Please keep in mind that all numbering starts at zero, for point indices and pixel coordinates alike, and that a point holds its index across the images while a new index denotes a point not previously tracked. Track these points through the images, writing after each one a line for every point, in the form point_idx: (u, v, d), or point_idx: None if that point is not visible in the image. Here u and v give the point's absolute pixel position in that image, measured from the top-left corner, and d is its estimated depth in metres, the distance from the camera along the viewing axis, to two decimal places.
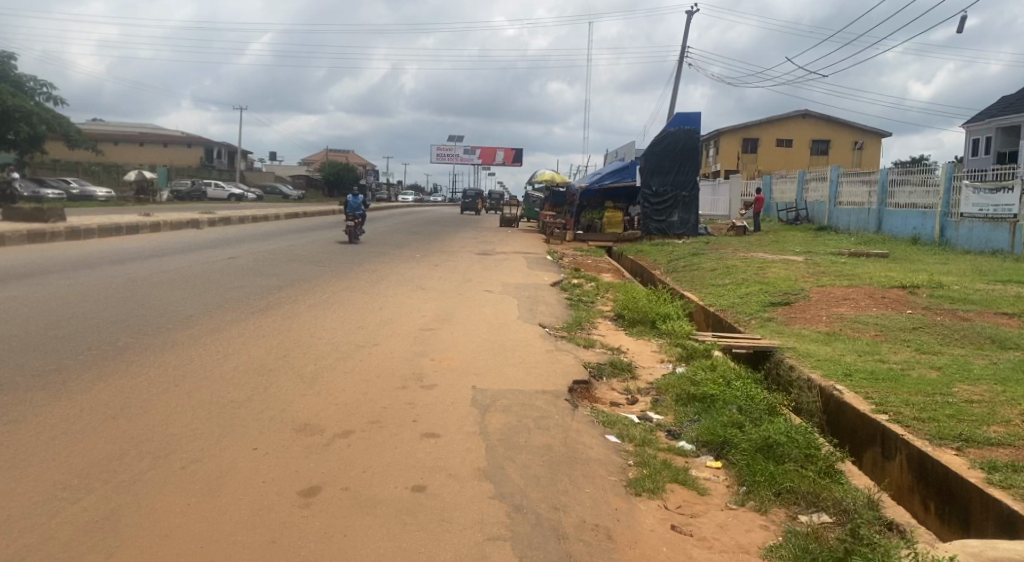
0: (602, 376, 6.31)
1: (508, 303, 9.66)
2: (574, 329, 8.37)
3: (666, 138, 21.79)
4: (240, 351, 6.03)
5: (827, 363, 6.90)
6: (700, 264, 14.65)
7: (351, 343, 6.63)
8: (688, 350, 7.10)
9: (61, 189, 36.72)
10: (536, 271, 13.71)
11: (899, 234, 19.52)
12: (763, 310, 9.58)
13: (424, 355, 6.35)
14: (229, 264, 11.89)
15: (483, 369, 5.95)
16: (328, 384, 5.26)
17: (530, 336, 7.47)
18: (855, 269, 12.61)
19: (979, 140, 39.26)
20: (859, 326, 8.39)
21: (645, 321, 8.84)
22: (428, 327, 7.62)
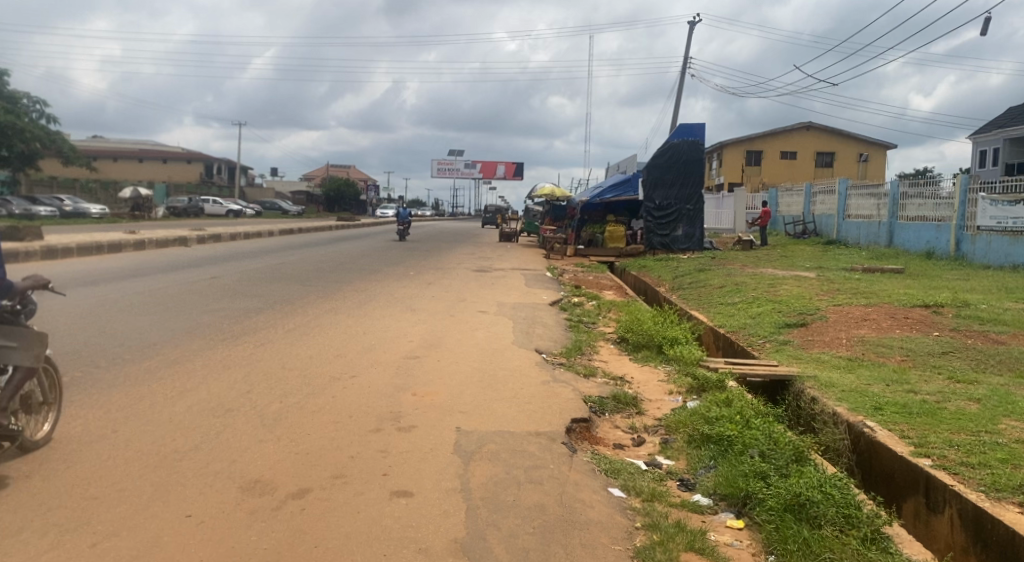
0: (605, 412, 5.66)
1: (503, 325, 9.02)
2: (574, 355, 7.72)
3: (670, 149, 21.19)
4: (198, 387, 5.40)
5: (854, 394, 6.23)
6: (707, 280, 14.01)
7: (326, 376, 5.98)
8: (699, 380, 6.45)
9: (55, 206, 36.37)
10: (535, 289, 13.08)
11: (912, 247, 18.88)
12: (778, 332, 8.92)
13: (406, 389, 5.69)
14: (210, 285, 11.31)
15: (469, 406, 5.29)
16: (292, 427, 4.61)
17: (526, 365, 6.83)
18: (872, 286, 11.96)
19: (987, 152, 38.75)
20: (882, 350, 7.73)
21: (651, 345, 8.19)
22: (414, 355, 6.98)
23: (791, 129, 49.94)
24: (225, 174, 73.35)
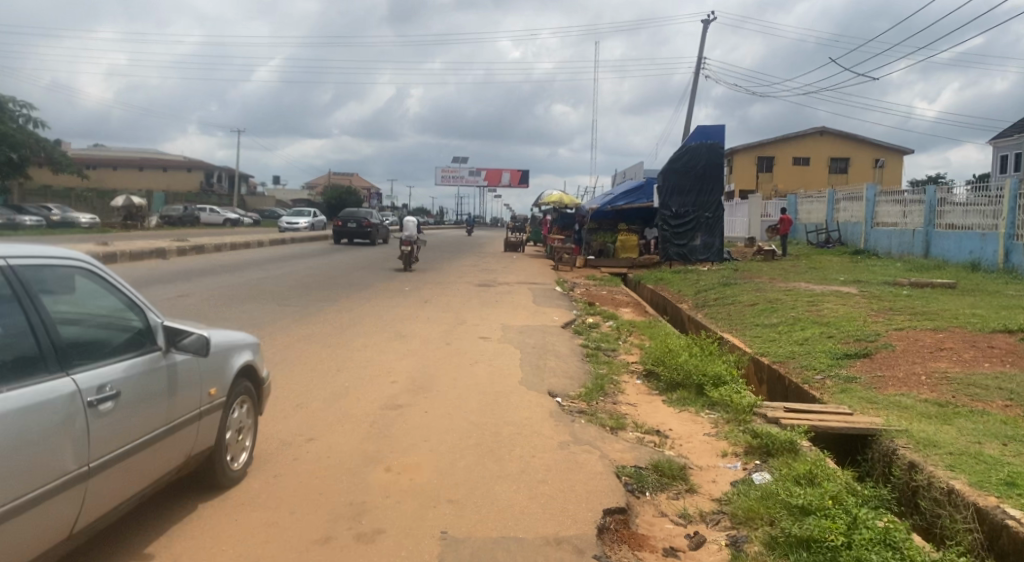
0: (645, 492, 4.19)
1: (508, 357, 7.58)
2: (596, 398, 6.27)
3: (687, 153, 19.79)
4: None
5: (964, 458, 4.71)
6: (735, 297, 12.58)
7: (276, 442, 4.56)
8: (762, 438, 5.00)
9: (43, 216, 35.30)
10: (543, 308, 11.69)
11: (952, 258, 17.35)
12: (835, 364, 7.47)
13: (378, 462, 4.26)
14: (173, 305, 9.99)
15: (462, 493, 3.85)
16: (202, 537, 3.22)
17: (536, 415, 5.38)
18: (928, 304, 10.48)
19: (1008, 157, 37.28)
20: (977, 392, 6.20)
21: (688, 385, 6.70)
22: (398, 402, 5.58)
23: (804, 134, 48.46)
24: (226, 182, 72.39)
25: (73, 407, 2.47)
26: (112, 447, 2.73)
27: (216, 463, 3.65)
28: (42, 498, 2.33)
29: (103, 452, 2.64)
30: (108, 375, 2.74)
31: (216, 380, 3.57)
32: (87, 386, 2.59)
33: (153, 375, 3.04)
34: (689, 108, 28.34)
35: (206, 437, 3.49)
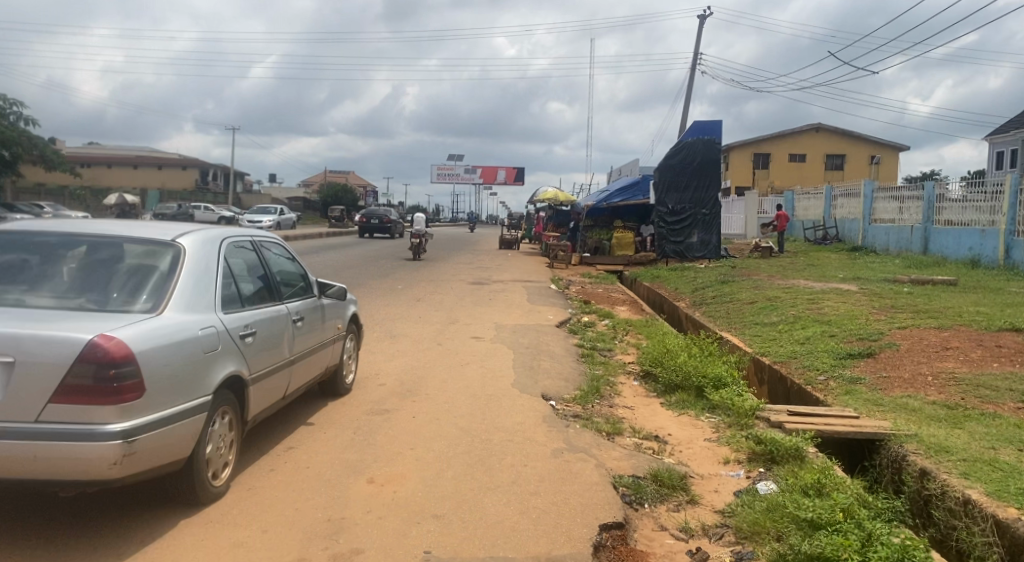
0: (644, 504, 3.94)
1: (500, 357, 7.33)
2: (592, 401, 6.02)
3: (684, 149, 19.56)
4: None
5: (979, 465, 4.47)
6: (734, 294, 12.36)
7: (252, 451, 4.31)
8: (766, 444, 4.77)
9: (33, 215, 34.82)
10: (538, 306, 11.45)
11: (951, 254, 17.16)
12: (839, 364, 7.24)
13: (360, 472, 4.01)
14: None
15: (449, 507, 3.60)
16: (166, 560, 2.96)
17: (529, 420, 5.12)
18: (931, 301, 10.27)
19: (1004, 153, 37.12)
20: (987, 393, 5.98)
21: (688, 387, 6.46)
22: (384, 407, 5.32)
23: (800, 131, 48.26)
24: (220, 180, 71.98)
25: (288, 319, 4.46)
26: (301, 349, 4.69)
27: (339, 375, 5.51)
28: (276, 369, 4.25)
29: (300, 350, 4.59)
30: (298, 306, 4.70)
31: (342, 320, 5.51)
32: (237, 322, 3.79)
33: (316, 310, 4.99)
34: (686, 104, 28.11)
35: (336, 356, 5.41)
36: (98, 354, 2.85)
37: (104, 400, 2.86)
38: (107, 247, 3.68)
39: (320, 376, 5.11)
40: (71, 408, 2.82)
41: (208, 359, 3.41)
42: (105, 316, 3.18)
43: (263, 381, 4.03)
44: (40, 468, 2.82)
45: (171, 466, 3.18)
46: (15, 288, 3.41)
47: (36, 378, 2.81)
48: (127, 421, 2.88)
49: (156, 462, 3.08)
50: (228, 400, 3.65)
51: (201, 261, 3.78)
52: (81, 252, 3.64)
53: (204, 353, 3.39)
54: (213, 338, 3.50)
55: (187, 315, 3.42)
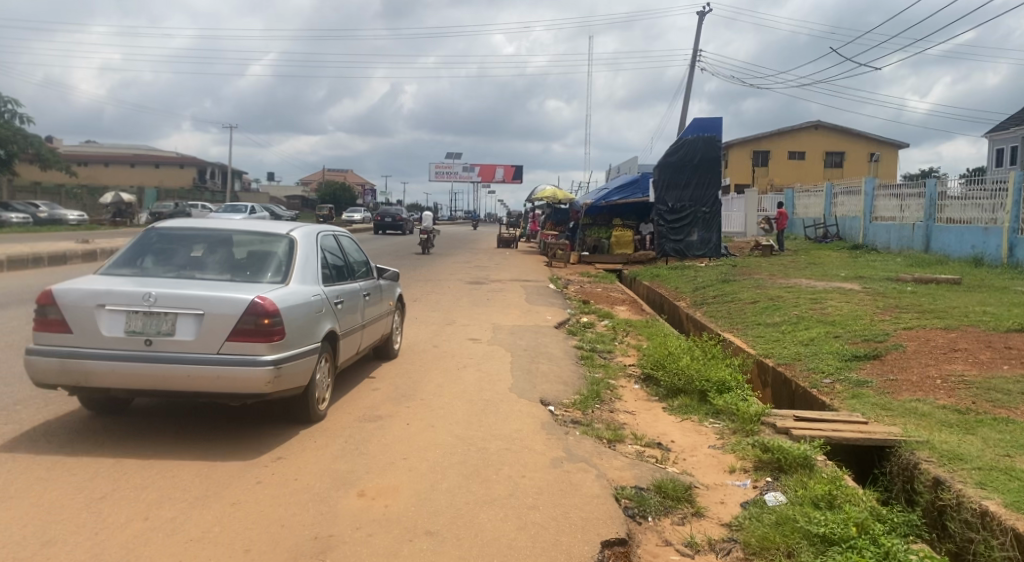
0: (648, 518, 3.75)
1: (498, 360, 7.15)
2: (592, 406, 5.84)
3: (684, 146, 19.37)
4: (151, 431, 4.56)
5: (995, 474, 4.28)
6: (735, 294, 12.19)
7: (239, 460, 4.14)
8: (773, 452, 4.60)
9: (28, 214, 34.53)
10: (537, 306, 11.28)
11: (953, 252, 16.99)
12: (845, 367, 7.07)
13: (350, 485, 3.83)
14: None
15: (442, 523, 3.41)
16: None
17: (528, 428, 4.94)
18: (936, 301, 10.10)
19: (1004, 150, 36.97)
20: (999, 397, 5.80)
21: (690, 391, 6.29)
22: (378, 413, 5.14)
23: (799, 128, 48.07)
24: (218, 178, 71.74)
25: (361, 292, 5.82)
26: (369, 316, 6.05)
27: (389, 341, 6.84)
28: (354, 329, 5.59)
29: (368, 317, 5.95)
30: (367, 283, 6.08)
31: (392, 297, 6.85)
32: (331, 291, 5.14)
33: (377, 287, 6.35)
34: (685, 101, 27.91)
35: (388, 326, 6.74)
36: (261, 308, 4.22)
37: (260, 339, 4.18)
38: (240, 236, 5.11)
39: (378, 343, 6.42)
40: (239, 344, 4.14)
41: (317, 317, 4.76)
42: (251, 285, 4.54)
43: (346, 337, 5.38)
44: (217, 385, 4.12)
45: (297, 390, 4.49)
46: (180, 268, 4.77)
47: (216, 323, 4.15)
48: (275, 352, 4.18)
49: (288, 386, 4.38)
50: (327, 349, 5.00)
51: (304, 248, 5.17)
52: (221, 242, 5.01)
53: (314, 313, 4.73)
54: (319, 301, 4.86)
55: (305, 285, 4.81)
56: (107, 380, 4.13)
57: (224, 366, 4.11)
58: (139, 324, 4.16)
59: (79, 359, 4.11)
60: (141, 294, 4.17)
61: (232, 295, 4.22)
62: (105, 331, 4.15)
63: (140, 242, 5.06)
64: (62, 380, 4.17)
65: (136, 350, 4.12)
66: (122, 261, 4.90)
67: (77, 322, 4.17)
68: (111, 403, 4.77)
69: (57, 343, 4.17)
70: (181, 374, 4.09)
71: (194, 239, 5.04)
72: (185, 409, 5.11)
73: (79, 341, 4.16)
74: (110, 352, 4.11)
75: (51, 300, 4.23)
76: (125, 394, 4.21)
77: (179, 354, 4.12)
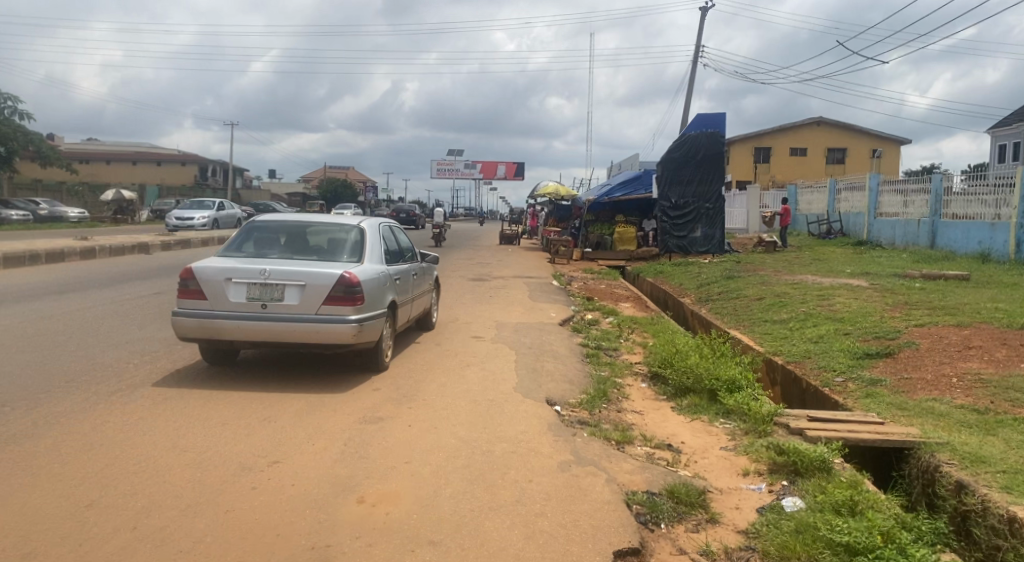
0: (660, 524, 3.59)
1: (502, 359, 7.00)
2: (599, 406, 5.68)
3: (687, 142, 19.19)
4: (252, 378, 5.86)
5: (1020, 478, 4.10)
6: (740, 291, 12.02)
7: (235, 463, 3.98)
8: (788, 455, 4.44)
9: (28, 211, 34.40)
10: (540, 303, 11.12)
11: (960, 249, 16.82)
12: (856, 365, 6.91)
13: (350, 490, 3.67)
14: (146, 302, 9.39)
15: (446, 531, 3.25)
16: None
17: (533, 429, 4.78)
18: (945, 297, 9.92)
19: (1007, 145, 36.75)
20: (1018, 396, 5.62)
21: (699, 390, 6.14)
22: (379, 414, 4.98)
23: (801, 124, 47.86)
24: (218, 175, 71.60)
25: (410, 271, 7.14)
26: (415, 291, 7.38)
27: (428, 314, 8.13)
28: (404, 303, 6.88)
29: (415, 293, 7.28)
30: (414, 263, 7.42)
31: (430, 277, 8.16)
32: (391, 269, 6.48)
33: (421, 267, 7.67)
34: (688, 96, 27.71)
35: (427, 302, 8.05)
36: (346, 280, 5.57)
37: (347, 303, 5.54)
38: (322, 226, 6.47)
39: (422, 316, 7.75)
40: (333, 307, 5.51)
41: (383, 288, 6.10)
42: (335, 263, 5.91)
43: (400, 307, 6.70)
44: (316, 337, 5.48)
45: (372, 343, 5.85)
46: (279, 251, 6.16)
47: (315, 291, 5.53)
48: (359, 312, 5.55)
49: (365, 339, 5.71)
50: (388, 315, 6.32)
51: (371, 234, 6.53)
52: (305, 231, 6.35)
53: (381, 286, 6.06)
54: (384, 277, 6.21)
55: (374, 264, 6.17)
56: (235, 334, 5.54)
57: (322, 323, 5.49)
58: (258, 293, 5.56)
59: (216, 319, 5.54)
60: (258, 270, 5.56)
61: (326, 270, 5.59)
62: (233, 298, 5.54)
63: (244, 232, 6.44)
64: (200, 335, 5.59)
65: (256, 312, 5.53)
66: (232, 248, 6.28)
67: (212, 291, 5.58)
68: (221, 357, 6.12)
69: (195, 307, 5.60)
70: (290, 329, 5.46)
71: (284, 229, 6.39)
72: (279, 363, 6.49)
73: (214, 305, 5.58)
74: (238, 313, 5.52)
75: (191, 276, 5.65)
76: (247, 345, 5.63)
77: (288, 314, 5.50)
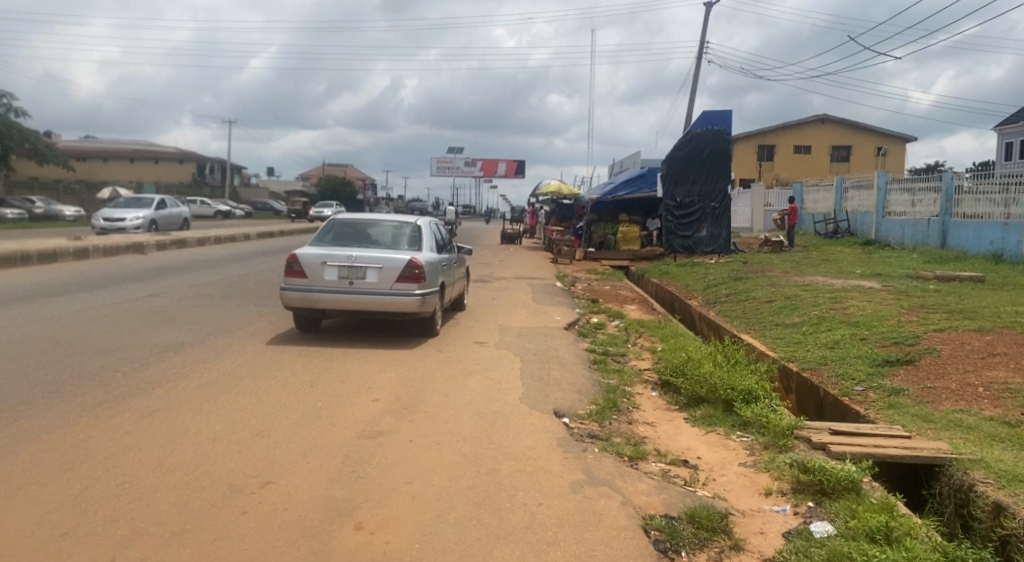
0: (682, 552, 3.31)
1: (507, 366, 6.74)
2: (609, 418, 5.41)
3: (692, 140, 18.94)
4: (335, 340, 7.62)
5: None
6: (749, 292, 11.74)
7: (225, 486, 3.71)
8: (814, 473, 4.17)
9: (25, 210, 34.19)
10: (544, 306, 10.86)
11: (971, 249, 16.53)
12: (875, 372, 6.64)
13: (346, 516, 3.41)
14: (138, 306, 9.12)
15: None
16: None
17: (542, 445, 4.52)
18: (962, 300, 9.63)
19: (1013, 144, 36.38)
20: None
21: (714, 400, 5.88)
22: (377, 429, 4.72)
23: (805, 123, 47.51)
24: (219, 174, 71.36)
25: (452, 258, 8.96)
26: (455, 276, 9.18)
27: (462, 297, 9.88)
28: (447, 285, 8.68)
29: (455, 278, 9.09)
30: (454, 253, 9.26)
31: (464, 267, 9.94)
32: (441, 256, 8.31)
33: (458, 256, 9.50)
34: (692, 94, 27.41)
35: (461, 287, 9.80)
36: (413, 263, 7.42)
37: (413, 280, 7.40)
38: (389, 222, 8.34)
39: (459, 298, 9.57)
40: (403, 283, 7.35)
41: (436, 271, 7.93)
42: (401, 251, 7.76)
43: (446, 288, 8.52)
44: (390, 306, 7.32)
45: (430, 314, 7.73)
46: (358, 240, 8.03)
47: (390, 271, 7.38)
48: (421, 287, 7.39)
49: (426, 308, 7.56)
50: (439, 293, 8.13)
51: (425, 228, 8.38)
52: (371, 228, 8.12)
53: (434, 270, 7.89)
54: (437, 263, 8.04)
55: (429, 252, 8.01)
56: (330, 304, 7.40)
57: (394, 296, 7.34)
58: (346, 272, 7.40)
59: (314, 292, 7.38)
60: (347, 256, 7.39)
61: (397, 256, 7.44)
62: (328, 276, 7.40)
63: (327, 227, 8.29)
64: (302, 305, 7.44)
65: (345, 288, 7.36)
66: (319, 239, 8.12)
67: (312, 271, 7.42)
68: (309, 324, 7.91)
69: (299, 284, 7.45)
70: (371, 300, 7.30)
71: (355, 227, 8.16)
72: (334, 341, 7.73)
73: (313, 282, 7.42)
74: (332, 288, 7.37)
75: (296, 259, 7.51)
76: (337, 312, 7.49)
77: (369, 289, 7.35)
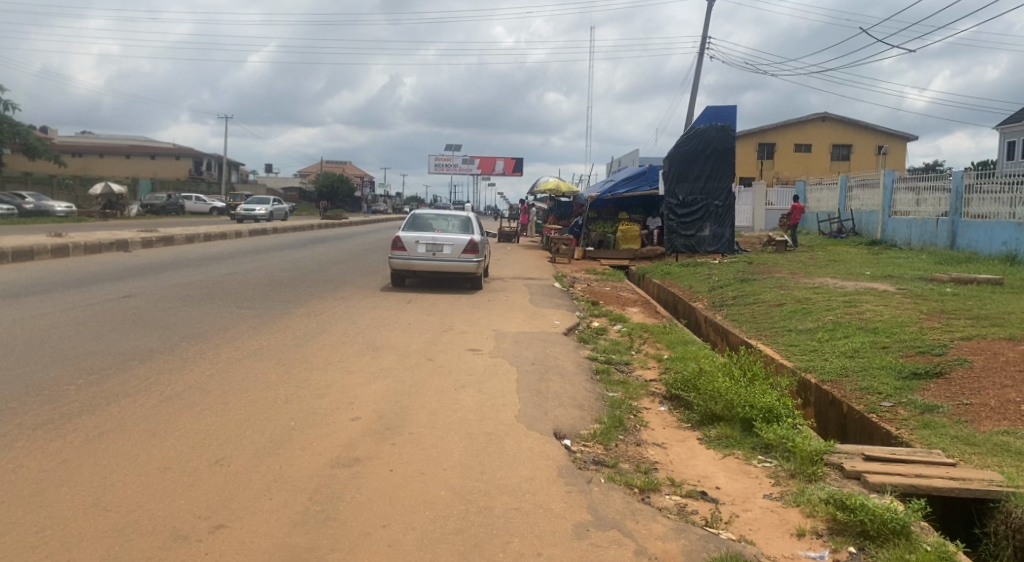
0: None
1: (503, 377, 6.21)
2: (615, 439, 4.86)
3: (696, 136, 18.40)
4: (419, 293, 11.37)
5: None
6: (757, 295, 11.19)
7: (168, 531, 3.13)
8: (855, 511, 3.59)
9: (14, 205, 33.45)
10: (543, 309, 10.30)
11: (983, 249, 15.98)
12: (903, 386, 6.09)
13: None
14: (111, 307, 8.56)
15: None
16: None
17: (541, 476, 3.96)
18: (984, 306, 9.07)
19: (1016, 143, 35.86)
20: None
21: (731, 419, 5.35)
22: (354, 455, 4.16)
23: (807, 121, 46.97)
24: (214, 170, 70.61)
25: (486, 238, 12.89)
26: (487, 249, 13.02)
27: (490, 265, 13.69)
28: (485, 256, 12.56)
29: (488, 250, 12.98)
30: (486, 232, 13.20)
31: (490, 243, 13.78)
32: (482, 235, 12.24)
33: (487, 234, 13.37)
34: (694, 91, 26.85)
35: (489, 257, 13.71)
36: (474, 242, 11.38)
37: (472, 251, 11.35)
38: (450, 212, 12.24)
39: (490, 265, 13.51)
40: (467, 254, 11.29)
41: (483, 245, 11.90)
42: (463, 232, 11.73)
43: (486, 257, 12.54)
44: (460, 269, 11.32)
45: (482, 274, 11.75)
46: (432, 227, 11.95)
47: (459, 246, 11.32)
48: (478, 256, 11.35)
49: (480, 269, 11.53)
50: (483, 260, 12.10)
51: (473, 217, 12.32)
52: (435, 219, 11.85)
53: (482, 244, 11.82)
54: (483, 239, 12.03)
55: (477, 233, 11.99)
56: (422, 267, 11.32)
57: (462, 262, 11.32)
58: (431, 248, 11.29)
59: (412, 260, 11.29)
60: (432, 237, 11.27)
61: (463, 237, 11.37)
62: (420, 250, 11.31)
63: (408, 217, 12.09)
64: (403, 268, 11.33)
65: (430, 257, 11.26)
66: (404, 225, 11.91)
67: (409, 247, 11.30)
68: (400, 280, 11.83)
69: (400, 255, 11.35)
70: (448, 266, 11.26)
71: (425, 217, 11.93)
72: (321, 345, 7.22)
73: (410, 254, 11.32)
74: (422, 257, 11.27)
75: (397, 239, 11.38)
76: (425, 273, 11.39)
77: (446, 258, 11.28)
